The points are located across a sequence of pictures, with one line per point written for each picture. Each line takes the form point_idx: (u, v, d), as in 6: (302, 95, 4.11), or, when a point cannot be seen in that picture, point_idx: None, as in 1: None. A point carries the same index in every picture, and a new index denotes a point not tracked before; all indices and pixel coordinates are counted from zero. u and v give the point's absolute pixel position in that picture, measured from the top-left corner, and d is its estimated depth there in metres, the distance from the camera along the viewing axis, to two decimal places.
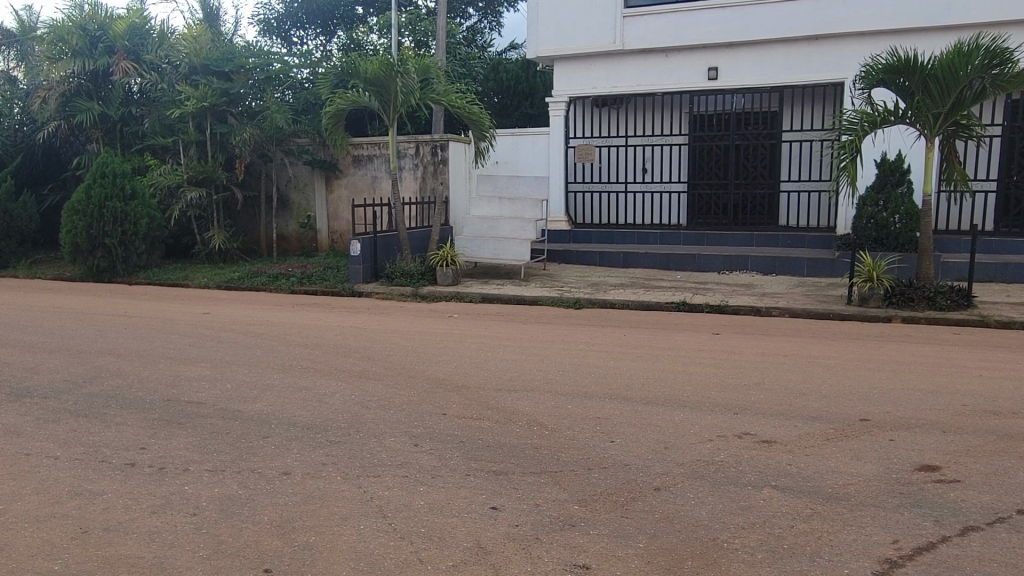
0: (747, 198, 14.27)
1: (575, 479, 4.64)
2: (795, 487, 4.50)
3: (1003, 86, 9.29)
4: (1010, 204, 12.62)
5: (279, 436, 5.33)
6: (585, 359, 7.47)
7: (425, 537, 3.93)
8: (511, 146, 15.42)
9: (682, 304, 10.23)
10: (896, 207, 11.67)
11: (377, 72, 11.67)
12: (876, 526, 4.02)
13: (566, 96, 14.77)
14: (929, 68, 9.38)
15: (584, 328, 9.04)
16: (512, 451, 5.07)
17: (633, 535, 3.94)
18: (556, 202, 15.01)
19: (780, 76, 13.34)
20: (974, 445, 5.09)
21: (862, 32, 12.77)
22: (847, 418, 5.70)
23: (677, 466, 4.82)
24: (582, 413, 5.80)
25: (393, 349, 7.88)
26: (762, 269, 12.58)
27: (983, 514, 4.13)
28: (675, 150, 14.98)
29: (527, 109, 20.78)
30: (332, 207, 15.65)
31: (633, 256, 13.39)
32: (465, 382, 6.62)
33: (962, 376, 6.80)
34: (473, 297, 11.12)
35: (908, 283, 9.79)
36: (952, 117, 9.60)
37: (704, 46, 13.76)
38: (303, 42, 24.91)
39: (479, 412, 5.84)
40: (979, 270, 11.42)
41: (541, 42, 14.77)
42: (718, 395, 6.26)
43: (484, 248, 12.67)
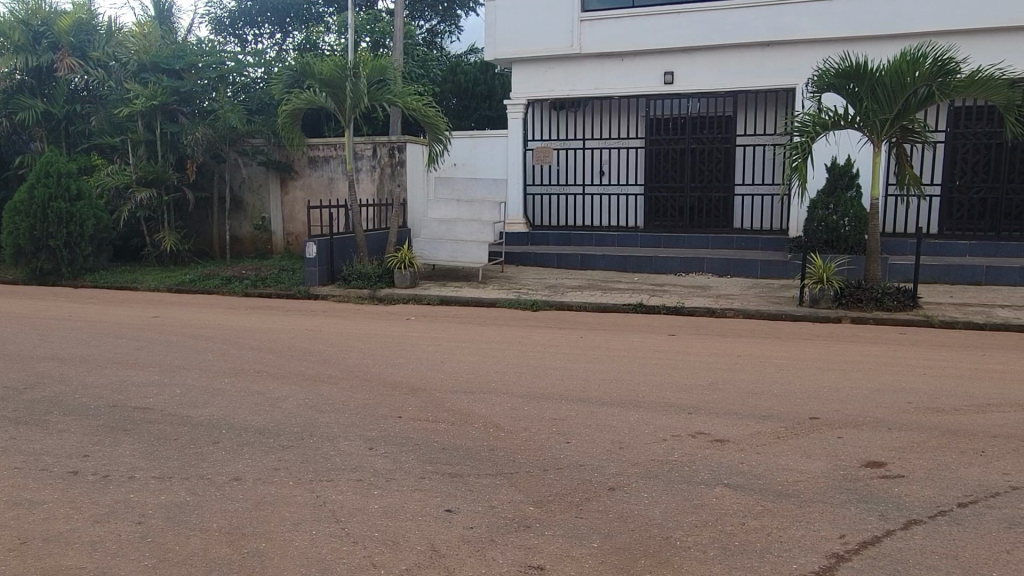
0: (703, 201, 14.48)
1: (531, 480, 4.64)
2: (746, 485, 4.57)
3: (948, 92, 9.56)
4: (952, 208, 13.08)
5: (230, 442, 5.22)
6: (543, 361, 7.48)
7: (378, 541, 3.89)
8: (469, 148, 15.40)
9: (639, 306, 10.33)
10: (846, 209, 11.95)
11: (332, 72, 11.57)
12: (824, 521, 4.11)
13: (524, 99, 14.81)
14: (878, 73, 9.65)
15: (542, 330, 9.06)
16: (468, 453, 5.06)
17: (588, 536, 3.95)
18: (515, 204, 15.04)
19: (735, 81, 13.56)
20: (917, 441, 5.24)
21: (814, 39, 13.06)
22: (797, 415, 5.82)
23: (632, 466, 4.86)
24: (539, 414, 5.82)
25: (350, 352, 7.78)
26: (718, 270, 12.77)
27: (926, 507, 4.25)
28: (633, 153, 15.12)
29: (485, 111, 20.80)
30: (288, 209, 15.44)
31: (590, 257, 13.48)
32: (422, 385, 6.58)
33: (907, 374, 7.00)
34: (430, 299, 11.07)
35: (856, 284, 10.04)
36: (898, 122, 9.86)
37: (661, 50, 13.93)
38: (258, 41, 24.54)
39: (435, 414, 5.81)
40: (924, 271, 11.80)
41: (500, 44, 14.79)
42: (672, 395, 6.33)
43: (442, 250, 12.63)
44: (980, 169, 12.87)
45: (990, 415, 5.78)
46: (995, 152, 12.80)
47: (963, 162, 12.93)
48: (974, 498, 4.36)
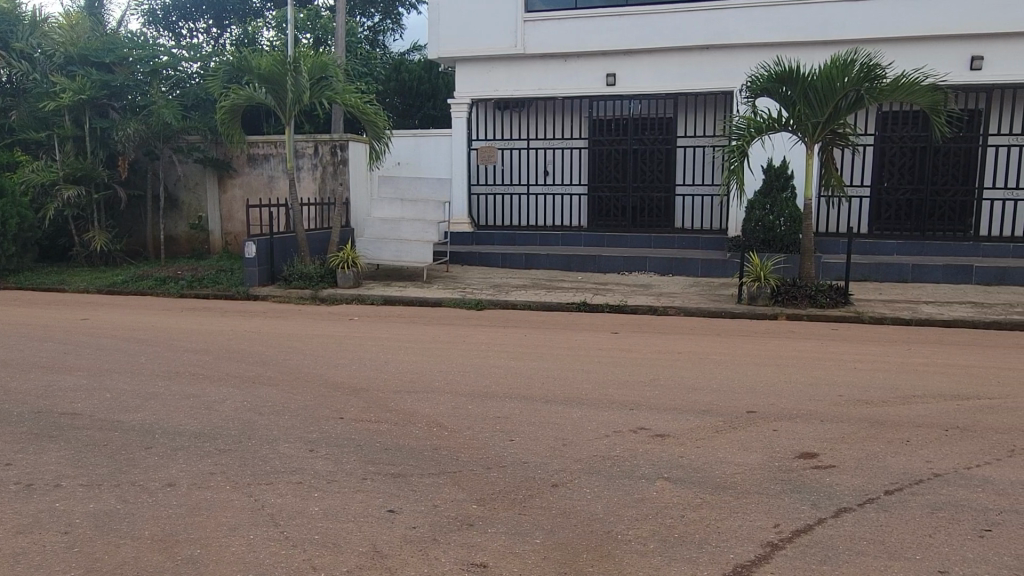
0: (644, 201, 14.71)
1: (474, 478, 4.63)
2: (686, 478, 4.66)
3: (875, 97, 9.93)
4: (881, 208, 13.61)
5: (163, 446, 5.06)
6: (487, 359, 7.48)
7: (319, 544, 3.83)
8: (413, 147, 15.29)
9: (582, 305, 10.42)
10: (782, 210, 12.31)
11: (270, 67, 11.33)
12: (760, 511, 4.22)
13: (468, 98, 14.79)
14: (810, 78, 9.97)
15: (487, 329, 9.06)
16: (411, 453, 5.02)
17: (531, 532, 3.97)
18: (460, 204, 15.00)
19: (674, 83, 13.82)
20: (848, 432, 5.43)
21: (750, 44, 13.40)
22: (735, 410, 5.97)
23: (574, 462, 4.90)
24: (482, 412, 5.82)
25: (291, 353, 7.63)
26: (660, 269, 12.99)
27: (855, 496, 4.40)
28: (576, 153, 15.25)
29: (429, 110, 20.73)
30: (226, 208, 15.06)
31: (534, 257, 13.54)
32: (365, 385, 6.50)
33: (839, 369, 7.24)
34: (374, 299, 10.95)
35: (792, 282, 10.34)
36: (829, 126, 10.20)
37: (603, 52, 14.10)
38: (193, 35, 23.91)
39: (378, 414, 5.75)
40: (855, 270, 12.25)
41: (444, 43, 14.74)
42: (615, 392, 6.42)
43: (386, 250, 12.53)
44: (905, 171, 13.44)
45: (915, 406, 6.03)
46: (920, 155, 13.39)
47: (891, 165, 13.49)
48: (900, 485, 4.54)
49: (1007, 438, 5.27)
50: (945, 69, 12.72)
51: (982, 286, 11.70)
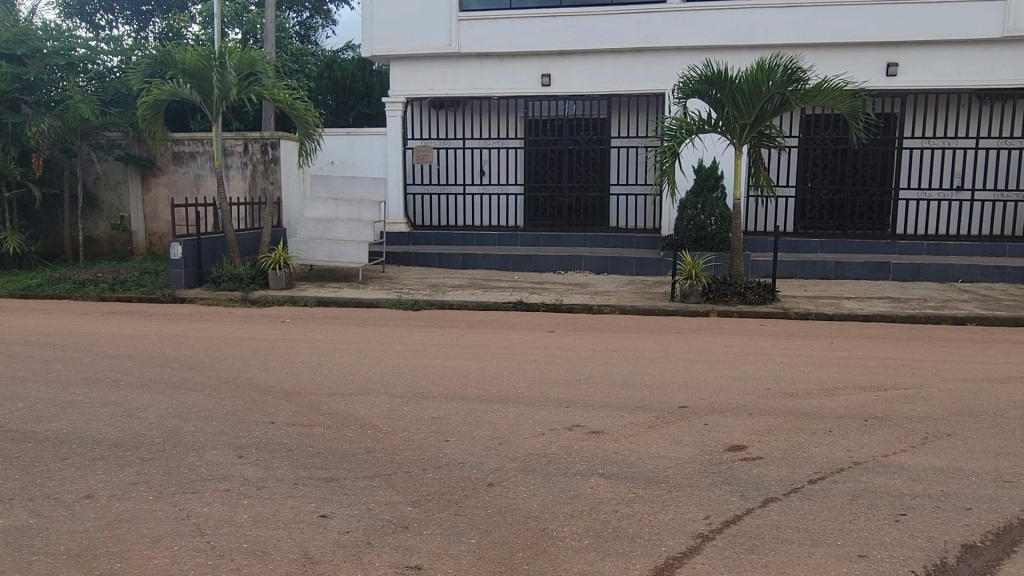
0: (580, 201, 14.87)
1: (409, 480, 4.59)
2: (620, 473, 4.73)
3: (799, 99, 10.27)
4: (805, 208, 14.12)
5: (81, 457, 4.83)
6: (423, 360, 7.42)
7: (247, 552, 3.72)
8: (346, 146, 15.05)
9: (519, 304, 10.46)
10: (713, 210, 12.63)
11: (195, 62, 10.98)
12: (691, 504, 4.31)
13: (403, 97, 14.65)
14: (737, 82, 10.26)
15: (423, 329, 8.99)
16: (345, 456, 4.93)
17: (467, 532, 3.95)
18: (395, 204, 14.86)
19: (608, 85, 14.02)
20: (775, 425, 5.61)
21: (680, 46, 13.70)
22: (667, 405, 6.08)
23: (510, 460, 4.92)
24: (417, 413, 5.77)
25: (220, 357, 7.40)
26: (595, 268, 13.15)
27: (781, 486, 4.55)
28: (512, 153, 15.28)
29: (363, 109, 20.61)
30: (150, 207, 14.54)
31: (471, 257, 13.51)
32: (297, 388, 6.36)
33: (766, 363, 7.47)
34: (307, 301, 10.73)
35: (722, 280, 10.61)
36: (757, 127, 10.52)
37: (538, 53, 14.18)
38: (112, 27, 22.87)
39: (311, 418, 5.63)
40: (781, 268, 12.66)
41: (377, 41, 14.55)
42: (550, 390, 6.46)
43: (319, 251, 12.32)
44: (828, 172, 13.97)
45: (837, 398, 6.27)
46: (841, 157, 13.94)
47: (814, 166, 14.00)
48: (823, 474, 4.71)
49: (920, 426, 5.55)
50: (864, 75, 13.26)
51: (898, 281, 12.27)
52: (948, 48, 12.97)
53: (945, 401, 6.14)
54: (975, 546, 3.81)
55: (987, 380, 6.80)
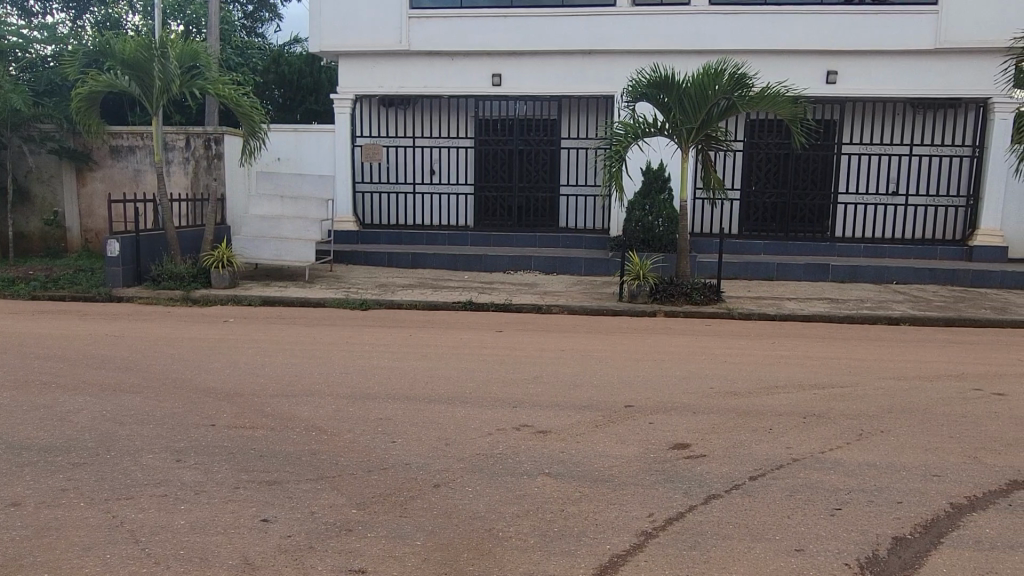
0: (530, 202, 14.86)
1: (354, 482, 4.52)
2: (567, 472, 4.76)
3: (744, 104, 10.50)
4: (750, 210, 14.46)
5: (7, 463, 4.62)
6: (370, 360, 7.33)
7: (184, 559, 3.62)
8: (293, 143, 14.78)
9: (469, 304, 10.43)
10: (660, 211, 12.83)
11: (135, 53, 10.64)
12: (635, 502, 4.37)
13: (352, 94, 14.47)
14: (684, 86, 10.43)
15: (370, 329, 8.89)
16: (288, 459, 4.84)
17: (412, 534, 3.92)
18: (344, 202, 14.65)
19: (558, 86, 14.10)
20: (718, 423, 5.72)
21: (629, 49, 13.85)
22: (613, 405, 6.14)
23: (457, 461, 4.89)
24: (363, 414, 5.70)
25: (159, 358, 7.18)
26: (544, 268, 13.21)
27: (722, 482, 4.64)
28: (463, 153, 15.24)
29: (311, 105, 20.15)
30: (86, 203, 14.02)
31: (421, 256, 13.43)
32: (239, 390, 6.21)
33: (711, 362, 7.62)
34: (251, 300, 10.50)
35: (669, 281, 10.77)
36: (703, 131, 10.71)
37: (488, 52, 14.18)
38: (46, 13, 22.07)
39: (253, 420, 5.51)
40: (725, 269, 12.94)
41: (326, 36, 14.36)
42: (498, 390, 6.45)
43: (264, 249, 12.00)
44: (771, 176, 14.32)
45: (777, 396, 6.43)
46: (783, 161, 14.30)
47: (758, 170, 14.36)
48: (763, 471, 4.82)
49: (856, 423, 5.72)
50: (805, 82, 13.64)
51: (836, 282, 12.67)
52: (885, 57, 13.43)
53: (879, 399, 6.35)
54: (904, 537, 3.95)
55: (918, 378, 7.07)
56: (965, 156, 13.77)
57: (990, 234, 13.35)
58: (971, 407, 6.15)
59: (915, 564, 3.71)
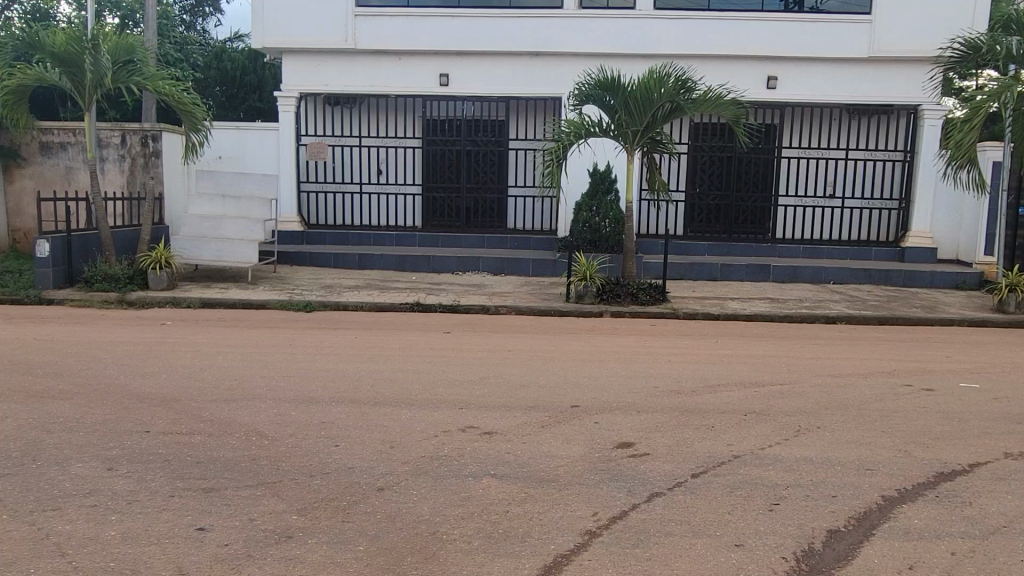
0: (478, 203, 14.84)
1: (294, 488, 4.43)
2: (512, 474, 4.76)
3: (688, 108, 10.68)
4: (694, 212, 14.75)
5: None
6: (314, 363, 7.20)
7: (114, 572, 3.48)
8: (236, 141, 14.48)
9: (416, 305, 10.35)
10: (607, 212, 12.96)
11: (65, 46, 10.24)
12: (579, 501, 4.39)
13: (297, 92, 14.24)
14: (629, 89, 10.57)
15: (315, 331, 8.74)
16: (227, 465, 4.71)
17: (353, 539, 3.86)
18: (289, 202, 14.46)
19: (505, 88, 14.11)
20: (661, 422, 5.79)
21: (575, 52, 13.96)
22: (559, 405, 6.17)
23: (401, 464, 4.84)
24: (306, 418, 5.59)
25: (91, 363, 6.92)
26: (492, 269, 13.20)
27: (665, 480, 4.70)
28: (410, 153, 15.10)
29: (255, 103, 20.60)
30: (14, 201, 13.43)
31: (367, 256, 13.27)
32: (175, 395, 6.02)
33: (656, 362, 7.72)
34: (191, 302, 10.21)
35: (616, 281, 10.87)
36: (648, 133, 10.87)
37: (436, 52, 14.11)
38: None
39: (190, 426, 5.35)
40: (671, 270, 13.15)
41: (270, 33, 14.11)
42: (444, 392, 6.41)
43: (205, 250, 11.69)
44: (714, 179, 14.61)
45: (719, 394, 6.56)
46: (727, 164, 14.58)
47: (702, 173, 14.62)
48: (705, 468, 4.90)
49: (794, 420, 5.87)
50: (746, 86, 13.96)
51: (777, 283, 13.00)
52: (823, 64, 13.83)
53: (817, 396, 6.53)
54: (838, 531, 4.06)
55: (853, 375, 7.30)
56: (896, 161, 14.20)
57: (920, 236, 13.87)
58: (902, 402, 6.37)
59: (848, 556, 3.82)
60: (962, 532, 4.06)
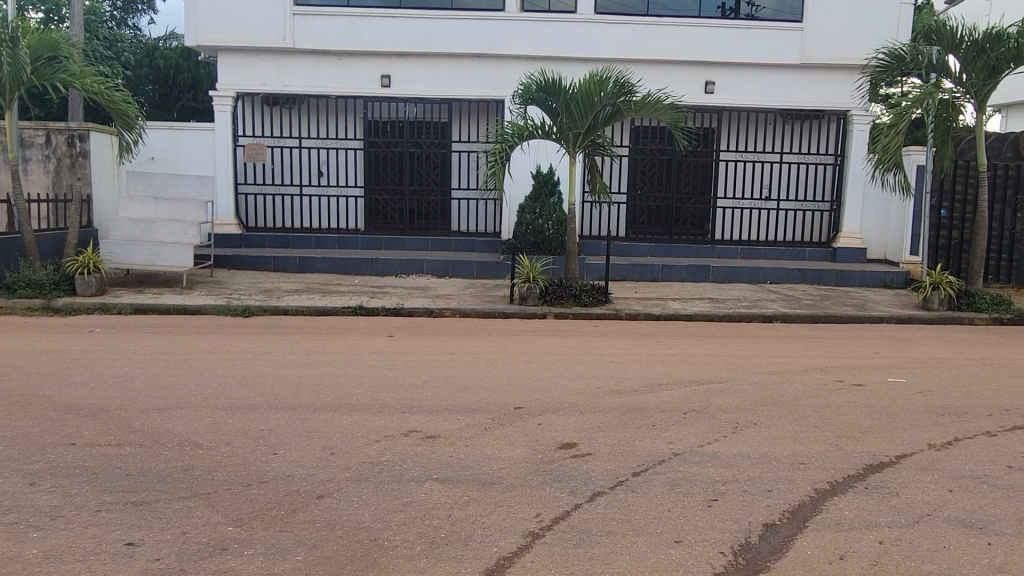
0: (421, 205, 14.73)
1: (230, 498, 4.30)
2: (455, 477, 4.73)
3: (628, 112, 10.83)
4: (636, 214, 14.98)
5: None
6: (252, 369, 7.03)
7: None
8: (169, 142, 14.12)
9: (359, 309, 10.22)
10: (550, 214, 13.03)
11: None
12: (523, 503, 4.39)
13: (233, 91, 13.91)
14: (571, 91, 10.66)
15: (253, 337, 8.53)
16: (158, 476, 4.55)
17: (292, 548, 3.78)
18: (225, 203, 14.09)
19: (448, 90, 14.06)
20: (604, 421, 5.85)
21: (517, 55, 14.01)
22: (503, 407, 6.17)
23: (342, 470, 4.76)
24: (243, 426, 5.44)
25: (12, 373, 6.60)
26: (436, 272, 13.14)
27: (607, 480, 4.74)
28: (351, 154, 14.88)
29: (189, 103, 20.39)
30: None
31: (308, 260, 13.04)
32: (104, 405, 5.79)
33: (599, 363, 7.80)
34: (122, 308, 9.85)
35: (559, 283, 10.94)
36: (589, 136, 10.99)
37: (377, 53, 13.96)
38: None
39: (119, 437, 5.15)
40: (613, 271, 13.32)
41: (204, 30, 13.75)
42: (387, 396, 6.34)
43: (136, 254, 11.27)
44: (655, 181, 14.85)
45: (661, 393, 6.66)
46: (667, 166, 14.83)
47: (643, 175, 14.84)
48: (646, 467, 4.97)
49: (732, 416, 6.01)
50: (684, 91, 14.23)
51: (716, 283, 13.30)
52: (758, 70, 14.21)
53: (754, 393, 6.70)
54: (774, 524, 4.17)
55: (788, 372, 7.51)
56: (826, 164, 14.73)
57: (851, 237, 14.38)
58: (834, 398, 6.58)
59: (783, 548, 3.92)
60: (890, 521, 4.22)
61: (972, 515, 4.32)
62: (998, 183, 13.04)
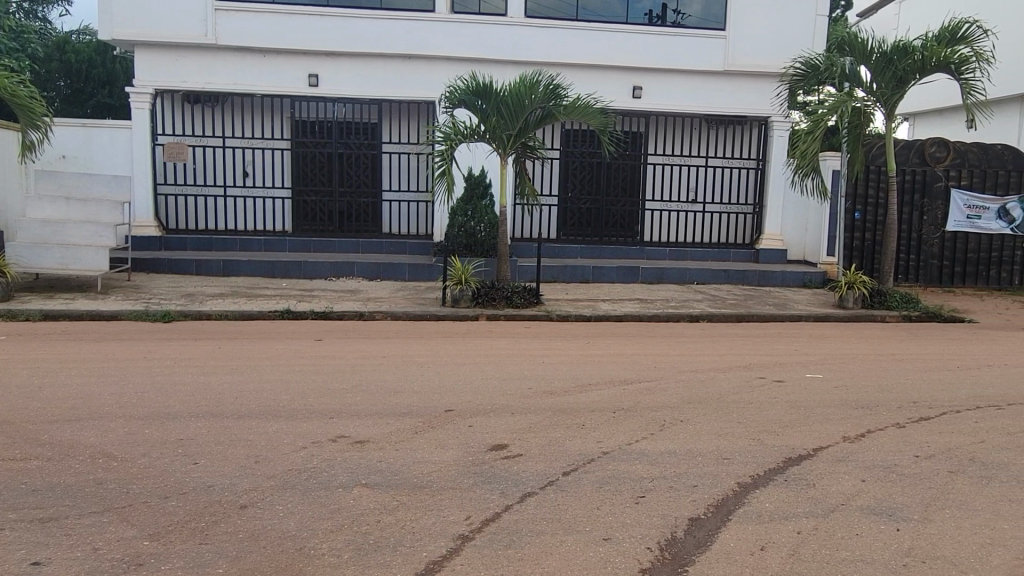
0: (350, 206, 14.50)
1: (147, 512, 4.12)
2: (384, 482, 4.66)
3: (557, 115, 10.93)
4: (566, 216, 15.15)
5: None
6: (172, 376, 6.77)
7: None
8: (82, 139, 13.48)
9: (286, 313, 9.98)
10: (481, 216, 13.05)
11: None
12: (452, 506, 4.36)
13: (151, 87, 13.42)
14: (501, 93, 10.70)
15: (173, 342, 8.22)
16: (67, 491, 4.33)
17: (212, 561, 3.65)
18: (144, 204, 13.55)
19: (378, 90, 13.89)
20: (535, 422, 5.88)
21: (448, 56, 13.96)
22: (433, 410, 6.12)
23: (267, 479, 4.63)
24: (161, 436, 5.23)
25: None
26: (367, 274, 12.96)
27: (537, 480, 4.76)
28: (278, 155, 14.53)
29: (104, 99, 19.57)
30: None
31: (233, 262, 12.66)
32: (9, 417, 5.47)
33: (530, 364, 7.84)
34: (30, 314, 9.34)
35: (491, 284, 10.95)
36: (520, 138, 11.04)
37: (304, 53, 13.69)
38: None
39: (25, 450, 4.88)
40: (545, 272, 13.44)
41: (119, 24, 13.20)
42: (314, 401, 6.20)
43: (46, 257, 10.73)
44: (585, 184, 15.05)
45: (590, 393, 6.74)
46: (596, 169, 15.04)
47: (573, 177, 15.01)
48: (575, 466, 5.02)
49: (659, 414, 6.13)
50: (612, 95, 14.48)
51: (645, 283, 13.57)
52: (683, 76, 14.57)
53: (681, 391, 6.86)
54: (699, 518, 4.27)
55: (713, 370, 7.72)
56: (750, 168, 15.20)
57: (773, 238, 14.89)
58: (756, 394, 6.80)
59: (708, 542, 4.02)
60: (807, 512, 4.38)
61: (882, 504, 4.52)
62: (907, 187, 13.74)
